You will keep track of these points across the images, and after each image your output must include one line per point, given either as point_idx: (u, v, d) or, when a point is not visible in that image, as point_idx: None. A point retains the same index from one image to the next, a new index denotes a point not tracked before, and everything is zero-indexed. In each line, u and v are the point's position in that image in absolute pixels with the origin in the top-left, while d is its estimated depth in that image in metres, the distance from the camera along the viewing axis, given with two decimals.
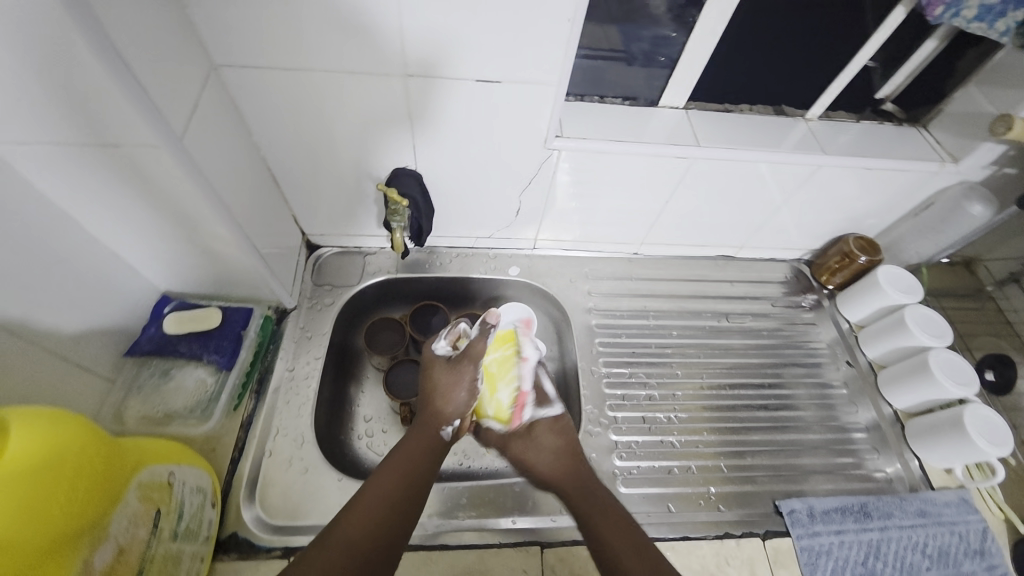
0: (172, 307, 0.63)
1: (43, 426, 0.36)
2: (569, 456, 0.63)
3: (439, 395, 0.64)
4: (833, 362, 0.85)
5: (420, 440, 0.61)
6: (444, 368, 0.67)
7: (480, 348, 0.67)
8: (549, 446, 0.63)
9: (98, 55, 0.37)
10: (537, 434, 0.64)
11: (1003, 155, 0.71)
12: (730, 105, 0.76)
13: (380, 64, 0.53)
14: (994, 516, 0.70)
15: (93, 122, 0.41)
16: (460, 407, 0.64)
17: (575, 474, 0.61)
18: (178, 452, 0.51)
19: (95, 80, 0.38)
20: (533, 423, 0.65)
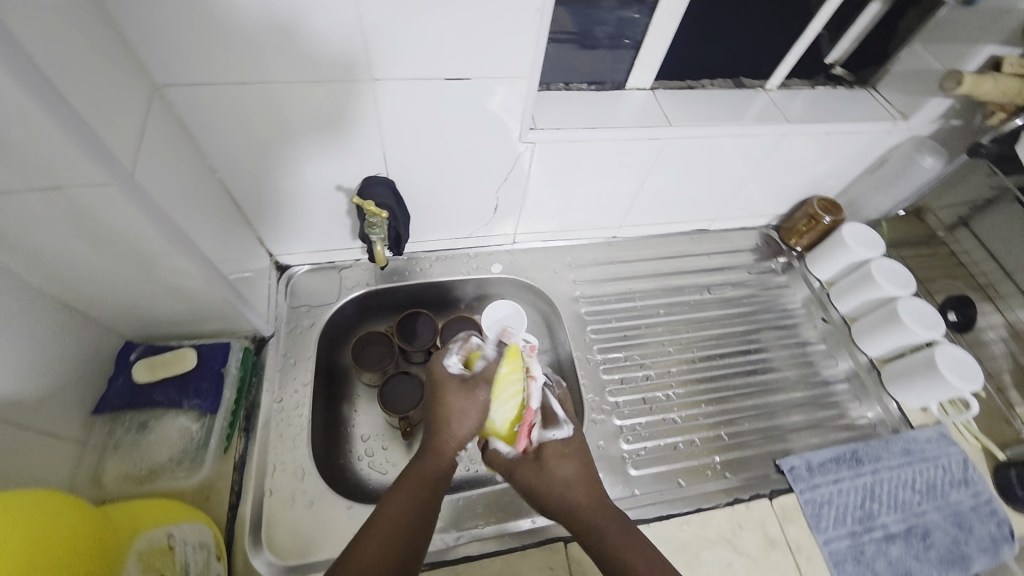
0: (139, 353, 0.59)
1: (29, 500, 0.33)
2: (586, 482, 0.58)
3: (453, 413, 0.59)
4: (810, 320, 0.89)
5: (433, 460, 0.57)
6: (457, 387, 0.60)
7: (491, 369, 0.60)
8: (565, 475, 0.58)
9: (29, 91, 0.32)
10: (550, 462, 0.58)
11: (949, 109, 0.75)
12: (692, 82, 0.77)
13: (344, 70, 0.50)
14: (972, 446, 0.76)
15: (30, 166, 0.36)
16: (473, 428, 0.58)
17: (594, 500, 0.56)
18: (176, 510, 0.48)
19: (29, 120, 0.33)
20: (542, 448, 0.59)
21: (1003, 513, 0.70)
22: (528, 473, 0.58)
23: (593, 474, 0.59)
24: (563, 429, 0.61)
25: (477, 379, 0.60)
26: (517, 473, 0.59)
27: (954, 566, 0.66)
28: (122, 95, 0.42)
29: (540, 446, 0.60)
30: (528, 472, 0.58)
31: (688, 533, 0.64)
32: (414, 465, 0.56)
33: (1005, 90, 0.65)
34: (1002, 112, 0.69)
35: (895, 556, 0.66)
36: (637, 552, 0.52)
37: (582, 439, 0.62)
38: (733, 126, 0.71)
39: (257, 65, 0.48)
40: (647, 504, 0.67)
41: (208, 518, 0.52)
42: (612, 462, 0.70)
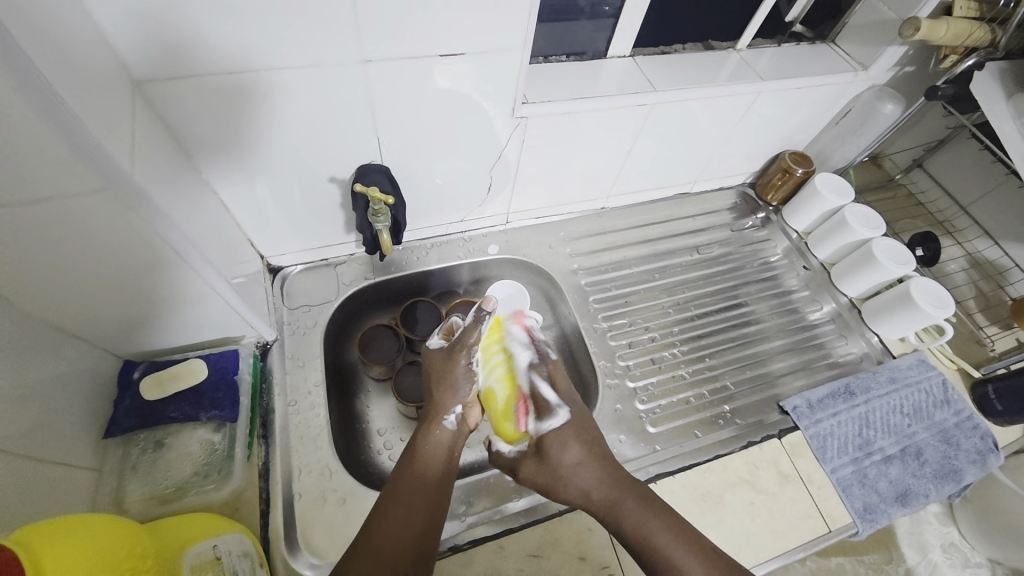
0: (142, 370, 0.56)
1: (75, 543, 0.32)
2: (594, 465, 0.56)
3: (437, 385, 0.61)
4: (792, 269, 0.94)
5: (430, 437, 0.58)
6: (439, 357, 0.64)
7: (473, 335, 0.63)
8: (572, 461, 0.56)
9: (33, 99, 0.31)
10: (551, 451, 0.57)
11: (903, 56, 0.79)
12: (665, 47, 0.78)
13: (336, 51, 0.50)
14: (949, 369, 0.84)
15: (26, 180, 0.34)
16: (460, 393, 0.61)
17: (606, 481, 0.55)
18: (214, 521, 0.47)
19: (24, 125, 0.32)
20: (541, 439, 0.59)
21: (985, 427, 0.77)
22: (532, 468, 0.57)
23: (603, 452, 0.58)
24: (559, 414, 0.60)
25: (454, 347, 0.63)
26: (523, 471, 0.58)
27: (946, 479, 0.72)
28: (106, 93, 0.39)
29: (539, 437, 0.59)
30: (532, 469, 0.57)
31: (712, 479, 0.68)
32: (413, 449, 0.57)
33: (956, 33, 0.69)
34: (954, 54, 0.75)
35: (894, 476, 0.71)
36: (661, 528, 0.51)
37: (584, 416, 0.61)
38: (713, 85, 0.73)
39: (243, 55, 0.47)
40: (669, 458, 0.70)
41: (245, 529, 0.51)
42: (630, 423, 0.73)
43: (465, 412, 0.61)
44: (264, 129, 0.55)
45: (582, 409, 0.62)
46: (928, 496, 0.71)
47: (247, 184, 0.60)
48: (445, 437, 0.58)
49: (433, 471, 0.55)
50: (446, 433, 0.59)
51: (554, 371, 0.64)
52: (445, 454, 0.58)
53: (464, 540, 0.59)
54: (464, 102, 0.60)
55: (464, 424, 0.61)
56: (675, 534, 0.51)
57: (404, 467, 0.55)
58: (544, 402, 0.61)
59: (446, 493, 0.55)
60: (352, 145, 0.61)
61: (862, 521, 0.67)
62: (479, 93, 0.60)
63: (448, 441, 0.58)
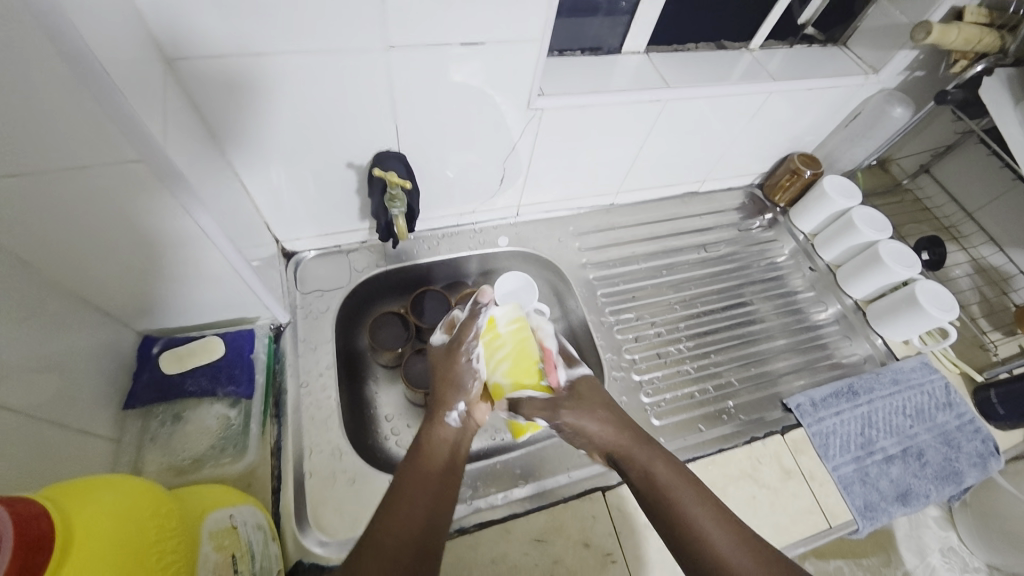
0: (161, 346, 0.58)
1: (108, 504, 0.33)
2: (621, 419, 0.59)
3: (439, 382, 0.62)
4: (798, 270, 0.95)
5: (435, 433, 0.58)
6: (440, 355, 0.65)
7: (471, 330, 0.64)
8: (601, 410, 0.60)
9: (70, 66, 0.33)
10: (585, 395, 0.62)
11: (914, 61, 0.80)
12: (679, 45, 0.79)
13: (360, 37, 0.51)
14: (952, 372, 0.84)
15: (53, 151, 0.36)
16: (462, 389, 0.61)
17: (632, 433, 0.58)
18: (229, 493, 0.49)
19: (58, 89, 0.33)
20: (574, 385, 0.64)
21: (986, 430, 0.77)
22: (570, 409, 0.60)
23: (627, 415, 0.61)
24: (586, 369, 0.66)
25: (453, 344, 0.65)
26: (559, 411, 0.60)
27: (947, 480, 0.73)
28: (141, 69, 0.41)
29: (573, 384, 0.64)
30: (569, 409, 0.60)
31: (714, 473, 0.69)
32: (418, 444, 0.56)
33: (967, 38, 0.70)
34: (964, 59, 0.76)
35: (895, 475, 0.72)
36: (685, 481, 0.51)
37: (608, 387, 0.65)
38: (725, 84, 0.74)
39: (268, 38, 0.48)
40: (673, 450, 0.71)
41: (257, 503, 0.52)
42: (635, 415, 0.74)
43: (470, 409, 0.61)
44: (285, 113, 0.56)
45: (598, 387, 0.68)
46: (928, 496, 0.71)
47: (266, 167, 0.61)
48: (450, 433, 0.58)
49: (437, 464, 0.54)
50: (451, 430, 0.58)
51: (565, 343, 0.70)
52: (450, 449, 0.57)
53: (471, 523, 0.60)
54: (480, 93, 0.61)
55: (469, 421, 0.60)
56: (697, 490, 0.51)
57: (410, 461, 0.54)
58: (568, 356, 0.68)
59: (451, 486, 0.53)
60: (370, 132, 0.62)
61: (863, 518, 0.68)
62: (493, 86, 0.61)
63: (452, 437, 0.58)
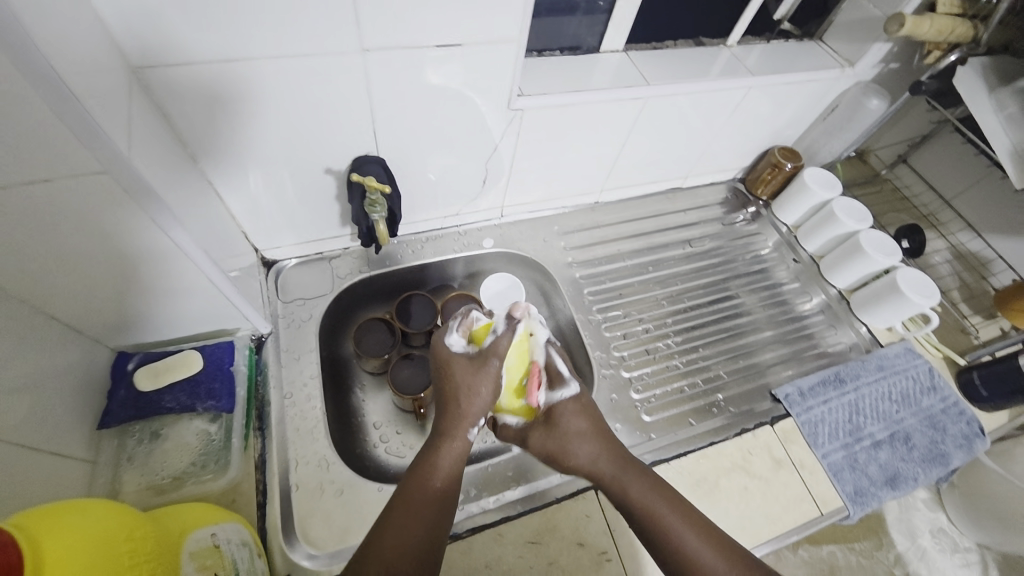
0: (136, 361, 0.56)
1: (78, 526, 0.32)
2: (597, 439, 0.58)
3: (461, 396, 0.56)
4: (782, 262, 0.95)
5: (449, 445, 0.54)
6: (465, 366, 0.57)
7: (504, 343, 0.57)
8: (578, 433, 0.58)
9: (26, 76, 0.31)
10: (561, 420, 0.59)
11: (887, 53, 0.81)
12: (657, 43, 0.79)
13: (335, 40, 0.50)
14: (935, 356, 0.85)
15: (4, 166, 0.34)
16: (484, 405, 0.56)
17: (607, 456, 0.57)
18: (211, 511, 0.47)
19: (14, 102, 0.32)
20: (551, 409, 0.60)
21: (971, 413, 0.79)
22: (542, 436, 0.60)
23: (606, 430, 0.60)
24: (570, 387, 0.61)
25: (484, 355, 0.57)
26: (532, 439, 0.60)
27: (934, 463, 0.73)
28: (103, 77, 0.39)
29: (550, 407, 0.60)
30: (542, 437, 0.59)
31: (706, 466, 0.69)
32: (429, 455, 0.54)
33: (939, 29, 0.71)
34: (937, 50, 0.77)
35: (884, 461, 0.73)
36: (664, 503, 0.53)
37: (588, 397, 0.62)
38: (705, 80, 0.74)
39: (238, 45, 0.47)
40: (664, 445, 0.70)
41: (241, 519, 0.51)
42: (626, 411, 0.73)
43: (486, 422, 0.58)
44: (259, 120, 0.55)
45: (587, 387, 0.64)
46: (917, 479, 0.72)
47: (241, 175, 0.60)
48: (462, 447, 0.55)
49: (448, 478, 0.53)
50: (465, 443, 0.55)
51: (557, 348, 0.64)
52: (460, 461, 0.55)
53: (463, 529, 0.59)
54: (459, 96, 0.61)
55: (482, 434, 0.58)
56: (676, 509, 0.53)
57: (418, 473, 0.52)
58: (556, 374, 0.62)
59: (455, 502, 0.53)
60: (347, 137, 0.61)
61: (853, 504, 0.68)
62: (472, 88, 0.61)
63: (465, 449, 0.55)
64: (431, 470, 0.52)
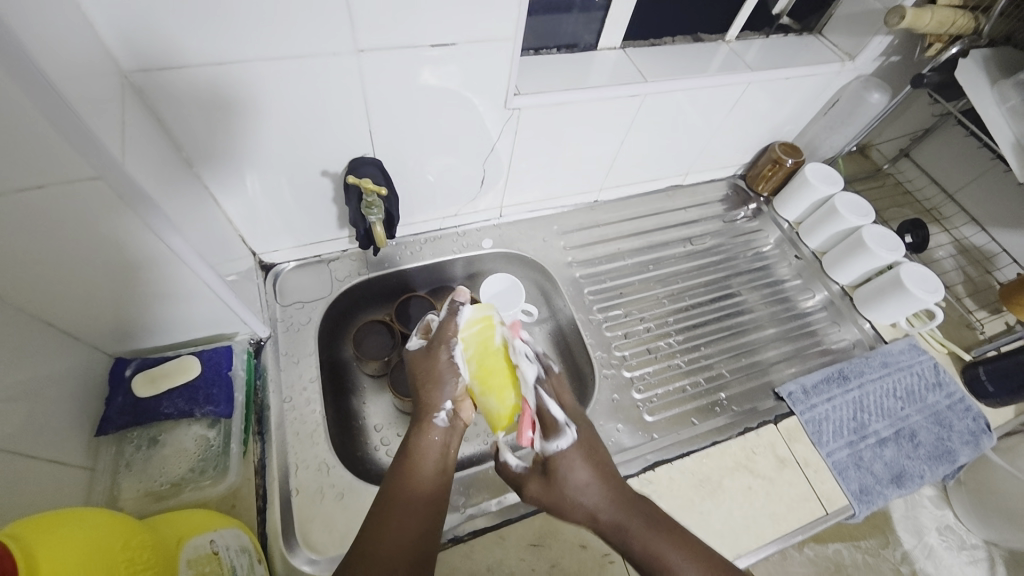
0: (134, 367, 0.56)
1: (75, 534, 0.31)
2: (601, 489, 0.53)
3: (423, 383, 0.58)
4: (784, 259, 0.95)
5: (423, 436, 0.55)
6: (421, 357, 0.60)
7: (452, 328, 0.60)
8: (579, 483, 0.53)
9: (21, 84, 0.31)
10: (559, 473, 0.54)
11: (888, 46, 0.80)
12: (655, 40, 0.79)
13: (328, 41, 0.49)
14: (940, 352, 0.85)
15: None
16: (447, 389, 0.57)
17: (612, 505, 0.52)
18: (210, 517, 0.47)
19: (9, 111, 0.31)
20: (549, 460, 0.54)
21: (976, 409, 0.78)
22: (540, 488, 0.55)
23: (611, 475, 0.55)
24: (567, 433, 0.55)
25: (433, 342, 0.60)
26: (530, 489, 0.56)
27: (941, 460, 0.73)
28: (96, 84, 0.39)
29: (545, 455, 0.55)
30: (540, 489, 0.55)
31: (709, 466, 0.68)
32: (407, 450, 0.54)
33: (941, 20, 0.70)
34: (939, 42, 0.76)
35: (889, 458, 0.72)
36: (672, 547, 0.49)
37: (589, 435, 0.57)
38: (704, 76, 0.73)
39: (232, 48, 0.46)
40: (667, 445, 0.70)
41: (241, 524, 0.51)
42: (627, 412, 0.73)
43: (456, 407, 0.57)
44: (254, 124, 0.55)
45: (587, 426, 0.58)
46: (923, 477, 0.71)
47: (238, 179, 0.60)
48: (437, 437, 0.55)
49: (428, 469, 0.53)
50: (439, 432, 0.55)
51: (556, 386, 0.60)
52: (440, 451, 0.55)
53: (464, 532, 0.58)
54: (455, 97, 0.61)
55: (457, 420, 0.57)
56: (686, 555, 0.49)
57: (398, 470, 0.53)
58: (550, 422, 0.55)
59: (444, 494, 0.52)
60: (343, 138, 0.61)
61: (859, 503, 0.68)
62: (469, 87, 0.60)
63: (441, 439, 0.55)
64: (410, 462, 0.53)
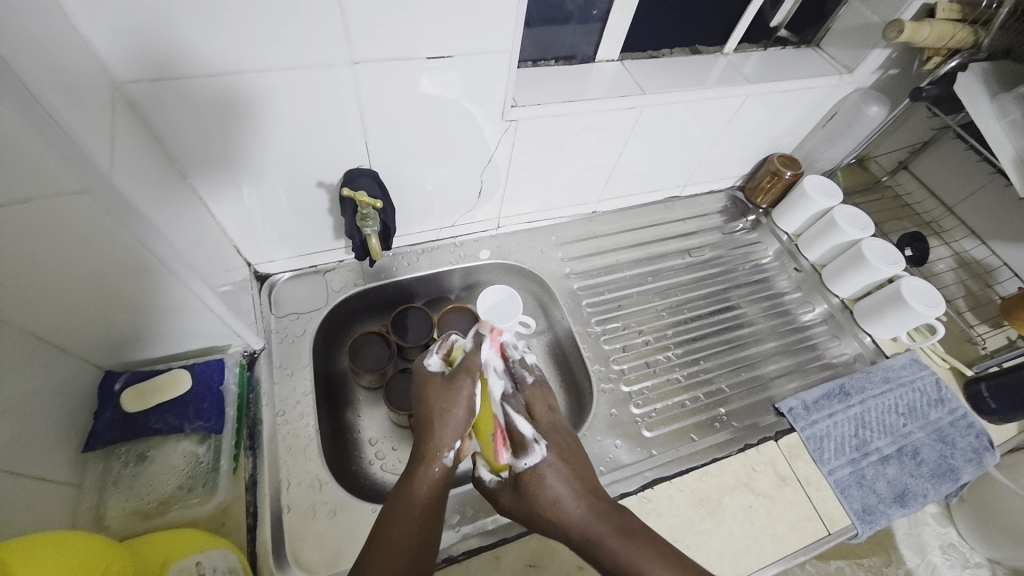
0: (122, 382, 0.55)
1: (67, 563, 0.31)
2: (577, 498, 0.53)
3: (436, 414, 0.56)
4: (784, 271, 0.94)
5: (426, 474, 0.53)
6: (440, 386, 0.58)
7: (477, 362, 0.59)
8: (552, 494, 0.53)
9: (6, 98, 0.31)
10: (530, 485, 0.54)
11: (887, 59, 0.81)
12: (654, 51, 0.79)
13: (322, 52, 0.49)
14: (941, 367, 0.84)
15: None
16: (460, 426, 0.56)
17: (589, 515, 0.52)
18: (198, 537, 0.46)
19: (1, 130, 0.31)
20: (518, 475, 0.55)
21: (979, 425, 0.77)
22: (512, 497, 0.55)
23: (582, 483, 0.54)
24: (536, 451, 0.56)
25: (458, 372, 0.58)
26: (503, 501, 0.56)
27: (943, 478, 0.71)
28: (85, 95, 0.39)
29: (516, 469, 0.56)
30: (512, 499, 0.55)
31: (709, 484, 0.67)
32: (405, 484, 0.52)
33: (940, 35, 0.70)
34: (937, 57, 0.76)
35: (891, 476, 0.71)
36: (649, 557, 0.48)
37: (563, 442, 0.58)
38: (702, 88, 0.73)
39: (224, 56, 0.46)
40: (666, 462, 0.69)
41: (229, 544, 0.50)
42: (626, 427, 0.72)
43: (463, 446, 0.57)
44: (252, 136, 0.55)
45: (565, 434, 0.59)
46: (926, 495, 0.70)
47: (233, 190, 0.59)
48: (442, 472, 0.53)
49: (422, 506, 0.51)
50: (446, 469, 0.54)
51: (532, 399, 0.62)
52: (439, 490, 0.53)
53: (459, 552, 0.57)
54: (453, 110, 0.61)
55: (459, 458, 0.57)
56: (659, 561, 0.48)
57: (393, 506, 0.51)
58: (521, 439, 0.57)
59: (438, 524, 0.51)
60: (339, 149, 0.60)
61: (861, 522, 0.67)
62: (468, 97, 0.60)
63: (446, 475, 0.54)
64: (408, 501, 0.51)
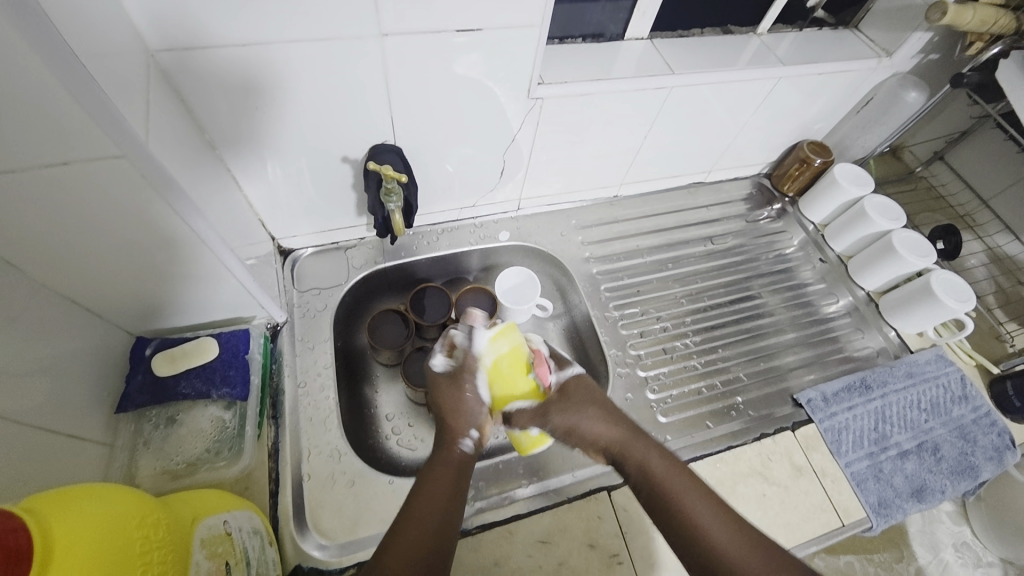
0: (154, 347, 0.56)
1: (92, 508, 0.32)
2: (609, 417, 0.59)
3: (448, 410, 0.59)
4: (808, 261, 0.92)
5: (445, 458, 0.55)
6: (445, 382, 0.61)
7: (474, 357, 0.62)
8: (596, 407, 0.60)
9: (49, 64, 0.31)
10: (573, 398, 0.61)
11: (928, 43, 0.77)
12: (683, 31, 0.76)
13: (351, 25, 0.49)
14: (966, 364, 0.82)
15: (13, 148, 0.34)
16: (473, 417, 0.59)
17: (620, 429, 0.58)
18: (223, 498, 0.48)
19: (38, 96, 0.32)
20: (563, 388, 0.62)
21: (1002, 424, 0.75)
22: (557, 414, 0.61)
23: (618, 411, 0.61)
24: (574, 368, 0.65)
25: (459, 371, 0.61)
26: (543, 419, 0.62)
27: (962, 475, 0.70)
28: (120, 64, 0.39)
29: (562, 386, 0.63)
30: (556, 413, 0.61)
31: (723, 471, 0.67)
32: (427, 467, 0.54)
33: (983, 19, 0.67)
34: (980, 42, 0.72)
35: (909, 471, 0.70)
36: (677, 471, 0.53)
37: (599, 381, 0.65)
38: (734, 69, 0.71)
39: (257, 29, 0.46)
40: (680, 448, 0.69)
41: (252, 506, 0.51)
42: (641, 412, 0.72)
43: (481, 436, 0.58)
44: (275, 112, 0.55)
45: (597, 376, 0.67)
46: (944, 491, 0.69)
47: (257, 164, 0.60)
48: (459, 458, 0.55)
49: (449, 484, 0.52)
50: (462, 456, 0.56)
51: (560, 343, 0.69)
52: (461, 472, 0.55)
53: (473, 525, 0.59)
54: (479, 89, 0.60)
55: (480, 448, 0.58)
56: (686, 478, 0.52)
57: (419, 484, 0.52)
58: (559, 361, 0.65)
59: (463, 499, 0.52)
60: (364, 125, 0.60)
61: (876, 515, 0.66)
62: (491, 77, 0.59)
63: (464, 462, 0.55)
64: (431, 483, 0.52)
